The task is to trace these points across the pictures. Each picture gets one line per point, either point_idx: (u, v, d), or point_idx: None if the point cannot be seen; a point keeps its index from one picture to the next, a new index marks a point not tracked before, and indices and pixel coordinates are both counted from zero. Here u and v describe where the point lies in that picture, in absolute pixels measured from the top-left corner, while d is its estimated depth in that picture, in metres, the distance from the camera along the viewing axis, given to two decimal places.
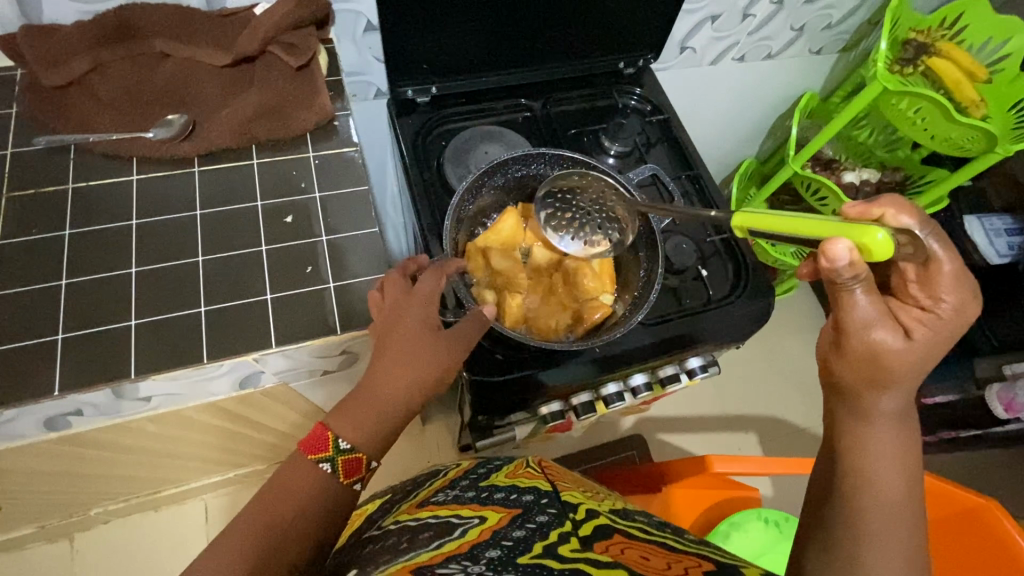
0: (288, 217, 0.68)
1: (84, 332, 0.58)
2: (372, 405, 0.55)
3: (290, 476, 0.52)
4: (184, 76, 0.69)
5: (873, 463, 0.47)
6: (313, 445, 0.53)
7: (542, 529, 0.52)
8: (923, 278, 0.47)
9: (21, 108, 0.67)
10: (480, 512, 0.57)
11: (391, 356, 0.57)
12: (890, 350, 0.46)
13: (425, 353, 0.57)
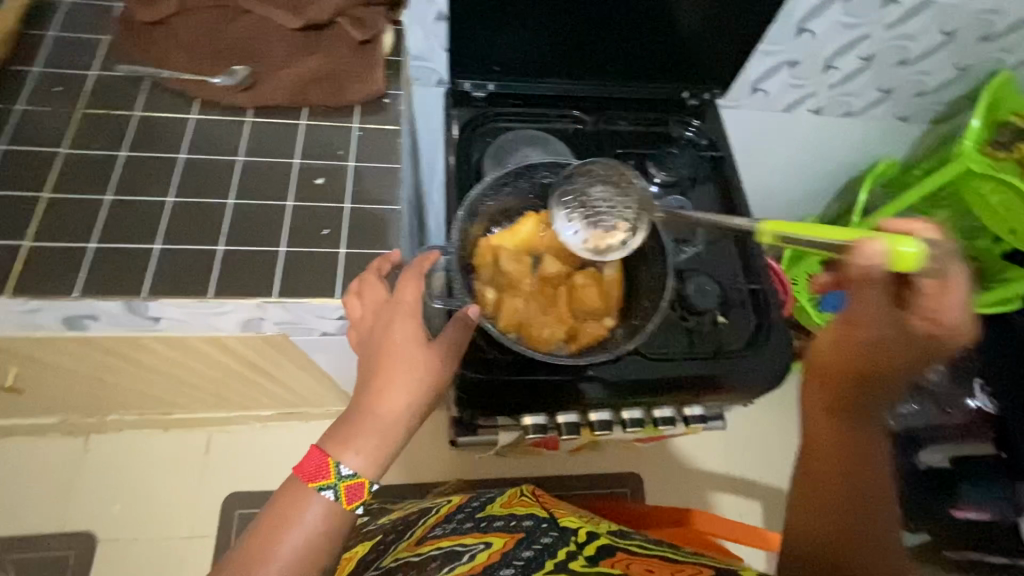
0: (319, 179, 0.70)
1: (113, 246, 0.63)
2: (368, 421, 0.56)
3: (291, 501, 0.54)
4: (256, 31, 0.73)
5: (863, 489, 0.49)
6: (313, 473, 0.54)
7: (546, 547, 0.66)
8: (932, 294, 0.45)
9: (113, 37, 0.74)
10: (485, 540, 0.71)
11: (381, 371, 0.58)
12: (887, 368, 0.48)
13: (418, 362, 0.58)
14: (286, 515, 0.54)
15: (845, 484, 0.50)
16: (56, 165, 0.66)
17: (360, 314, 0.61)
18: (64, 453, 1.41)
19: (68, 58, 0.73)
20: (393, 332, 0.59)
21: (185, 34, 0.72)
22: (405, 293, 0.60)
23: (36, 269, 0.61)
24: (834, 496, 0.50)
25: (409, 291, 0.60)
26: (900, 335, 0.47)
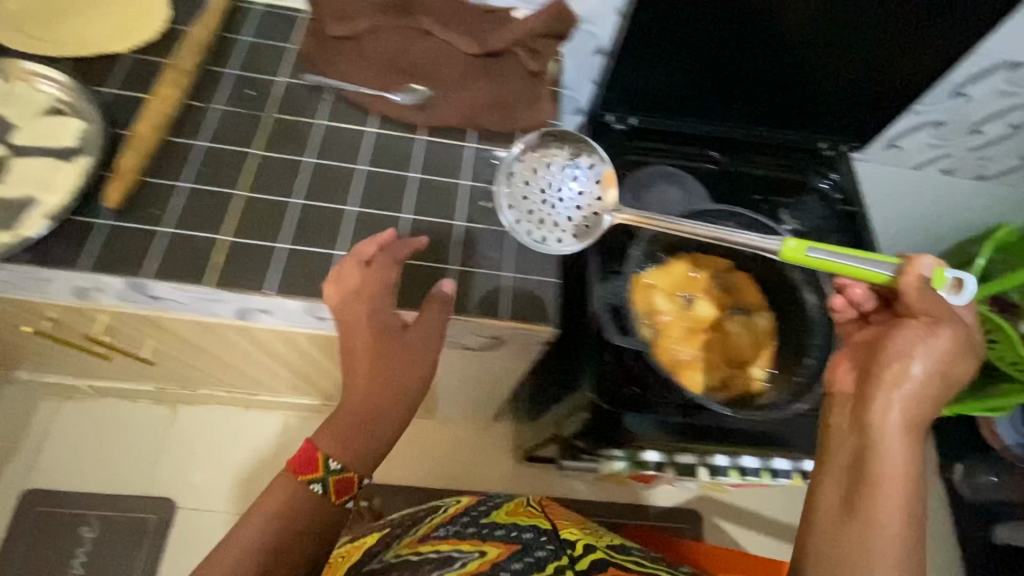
0: (486, 202, 0.73)
1: (301, 248, 0.67)
2: (361, 419, 0.62)
3: (275, 490, 0.60)
4: (438, 54, 0.76)
5: (892, 532, 0.46)
6: (301, 465, 0.60)
7: (538, 560, 0.56)
8: (923, 334, 0.50)
9: (302, 46, 0.77)
10: (477, 548, 0.58)
11: (380, 373, 0.62)
12: (881, 399, 0.49)
13: (404, 360, 0.63)
14: (272, 502, 0.60)
15: (879, 522, 0.46)
16: (250, 166, 0.70)
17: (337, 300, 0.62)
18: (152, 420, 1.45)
19: (261, 63, 0.77)
20: (364, 327, 0.62)
21: (371, 51, 0.76)
22: (436, 311, 0.64)
23: (234, 264, 0.65)
24: (864, 535, 0.46)
25: (381, 276, 0.63)
26: (898, 378, 0.49)
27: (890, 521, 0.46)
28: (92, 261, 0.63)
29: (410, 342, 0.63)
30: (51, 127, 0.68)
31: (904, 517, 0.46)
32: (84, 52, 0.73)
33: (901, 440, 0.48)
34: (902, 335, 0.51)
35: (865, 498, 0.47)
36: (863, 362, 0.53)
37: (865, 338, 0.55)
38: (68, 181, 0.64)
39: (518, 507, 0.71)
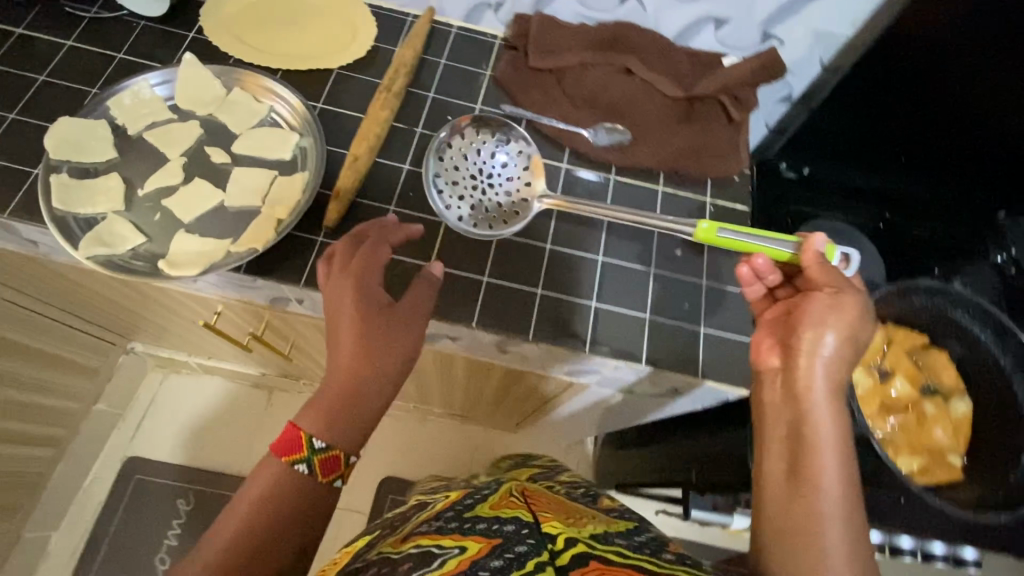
0: (679, 250, 0.71)
1: (501, 282, 0.66)
2: (348, 402, 0.54)
3: (262, 473, 0.53)
4: (641, 93, 0.75)
5: (827, 513, 0.45)
6: (286, 448, 0.53)
7: (517, 557, 0.44)
8: (832, 305, 0.50)
9: (499, 73, 0.77)
10: (457, 544, 0.47)
11: (366, 362, 0.54)
12: (801, 360, 0.49)
13: (393, 340, 0.56)
14: (268, 509, 0.51)
15: (800, 499, 0.46)
16: (449, 194, 0.71)
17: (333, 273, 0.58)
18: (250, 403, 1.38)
19: (457, 87, 0.77)
20: (347, 306, 0.56)
21: (573, 85, 0.75)
22: (425, 291, 0.59)
23: (435, 293, 0.65)
24: (807, 506, 0.46)
25: (359, 263, 0.57)
26: (809, 347, 0.50)
27: (779, 478, 0.48)
28: (303, 278, 0.64)
29: (386, 324, 0.56)
30: (270, 138, 0.69)
31: (842, 497, 0.46)
32: (299, 66, 0.75)
33: (839, 418, 0.48)
34: (814, 302, 0.51)
35: (807, 477, 0.46)
36: (785, 326, 0.52)
37: (772, 313, 0.54)
38: (291, 196, 0.66)
39: (501, 498, 0.56)
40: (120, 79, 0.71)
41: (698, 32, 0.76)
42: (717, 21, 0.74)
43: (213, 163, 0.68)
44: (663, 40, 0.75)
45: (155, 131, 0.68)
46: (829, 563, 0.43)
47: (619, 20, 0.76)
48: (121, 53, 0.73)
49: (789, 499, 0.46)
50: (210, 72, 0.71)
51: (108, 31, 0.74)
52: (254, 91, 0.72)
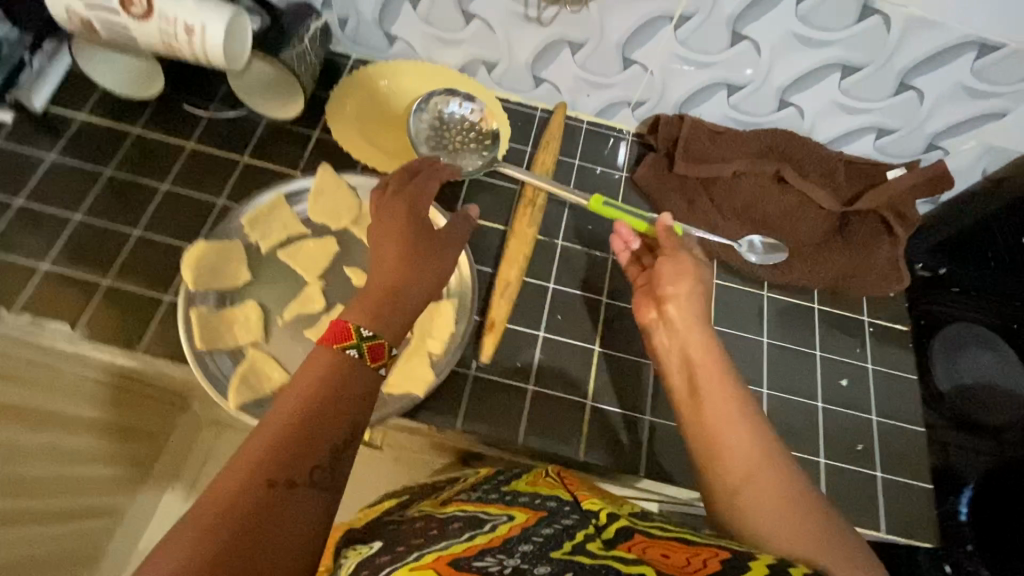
0: (843, 379, 0.67)
1: (667, 422, 0.62)
2: (381, 310, 0.49)
3: (307, 372, 0.43)
4: (798, 205, 0.70)
5: (733, 437, 0.48)
6: (333, 335, 0.45)
7: (565, 530, 0.40)
8: (677, 268, 0.59)
9: (641, 177, 0.72)
10: (506, 513, 0.43)
11: (404, 268, 0.52)
12: (685, 308, 0.57)
13: (434, 262, 0.54)
14: (300, 418, 0.41)
15: (698, 426, 0.50)
16: (602, 316, 0.67)
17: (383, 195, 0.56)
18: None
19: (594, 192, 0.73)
20: (397, 224, 0.54)
21: (723, 194, 0.71)
22: (461, 221, 0.58)
23: (601, 436, 0.60)
24: (711, 420, 0.50)
25: (414, 188, 0.57)
26: (681, 314, 0.57)
27: (709, 427, 0.49)
28: (459, 418, 0.59)
29: (430, 241, 0.55)
30: None
31: (736, 417, 0.49)
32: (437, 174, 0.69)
33: (706, 343, 0.55)
34: (665, 265, 0.60)
35: (712, 412, 0.50)
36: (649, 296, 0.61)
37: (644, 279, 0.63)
38: (445, 329, 0.60)
39: (537, 476, 0.51)
40: (249, 189, 0.67)
41: (856, 139, 0.71)
42: (881, 130, 0.69)
43: (354, 285, 0.63)
44: (821, 149, 0.71)
45: (290, 251, 0.63)
46: (764, 510, 0.44)
47: (774, 126, 0.72)
48: (245, 158, 0.68)
49: (713, 437, 0.48)
50: (348, 185, 0.67)
51: (228, 132, 0.70)
52: None
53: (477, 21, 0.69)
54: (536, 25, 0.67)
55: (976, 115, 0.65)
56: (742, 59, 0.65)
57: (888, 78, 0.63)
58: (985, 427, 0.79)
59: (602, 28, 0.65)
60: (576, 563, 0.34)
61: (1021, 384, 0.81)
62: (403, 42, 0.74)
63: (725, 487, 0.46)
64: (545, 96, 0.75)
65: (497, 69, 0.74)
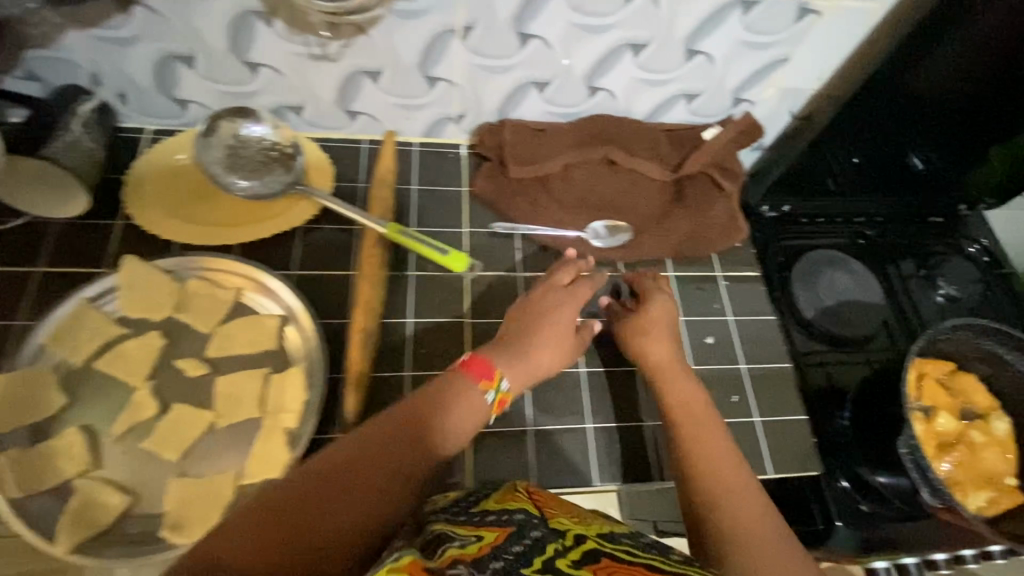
0: (709, 337, 0.69)
1: (549, 427, 0.63)
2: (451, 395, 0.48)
3: (426, 403, 0.47)
4: (631, 182, 0.73)
5: (719, 475, 0.50)
6: (482, 372, 0.50)
7: (534, 547, 0.38)
8: (653, 322, 0.62)
9: (479, 189, 0.72)
10: (473, 533, 0.39)
11: (522, 341, 0.54)
12: (651, 355, 0.60)
13: (562, 339, 0.57)
14: (352, 459, 0.42)
15: (684, 451, 0.52)
16: (466, 338, 0.65)
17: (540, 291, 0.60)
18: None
19: (437, 214, 0.72)
20: (573, 307, 0.59)
21: (560, 189, 0.72)
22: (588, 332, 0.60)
23: (487, 462, 0.60)
24: (705, 439, 0.53)
25: (554, 295, 0.60)
26: (658, 367, 0.59)
27: (702, 466, 0.51)
28: None
29: (574, 346, 0.58)
30: (251, 332, 0.60)
31: (727, 450, 0.52)
32: (263, 236, 0.66)
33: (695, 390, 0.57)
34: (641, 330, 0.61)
35: (704, 453, 0.51)
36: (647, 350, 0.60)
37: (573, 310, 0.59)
38: (296, 400, 0.57)
39: (505, 492, 0.49)
40: (52, 302, 0.60)
41: (670, 107, 0.73)
42: (689, 95, 0.72)
43: (189, 378, 0.58)
44: (638, 125, 0.73)
45: (108, 360, 0.57)
46: (754, 549, 0.44)
47: (592, 111, 0.73)
48: (40, 268, 0.62)
49: (696, 475, 0.50)
50: (159, 269, 0.61)
51: (14, 243, 0.63)
52: (218, 278, 0.63)
53: (264, 69, 0.63)
54: (325, 61, 0.63)
55: (765, 65, 0.68)
56: (537, 56, 0.64)
57: (676, 48, 0.64)
58: (850, 342, 0.85)
59: (393, 52, 0.62)
60: None
61: (875, 293, 0.89)
62: (197, 104, 0.68)
63: (709, 527, 0.47)
64: (365, 127, 0.73)
65: (305, 111, 0.70)
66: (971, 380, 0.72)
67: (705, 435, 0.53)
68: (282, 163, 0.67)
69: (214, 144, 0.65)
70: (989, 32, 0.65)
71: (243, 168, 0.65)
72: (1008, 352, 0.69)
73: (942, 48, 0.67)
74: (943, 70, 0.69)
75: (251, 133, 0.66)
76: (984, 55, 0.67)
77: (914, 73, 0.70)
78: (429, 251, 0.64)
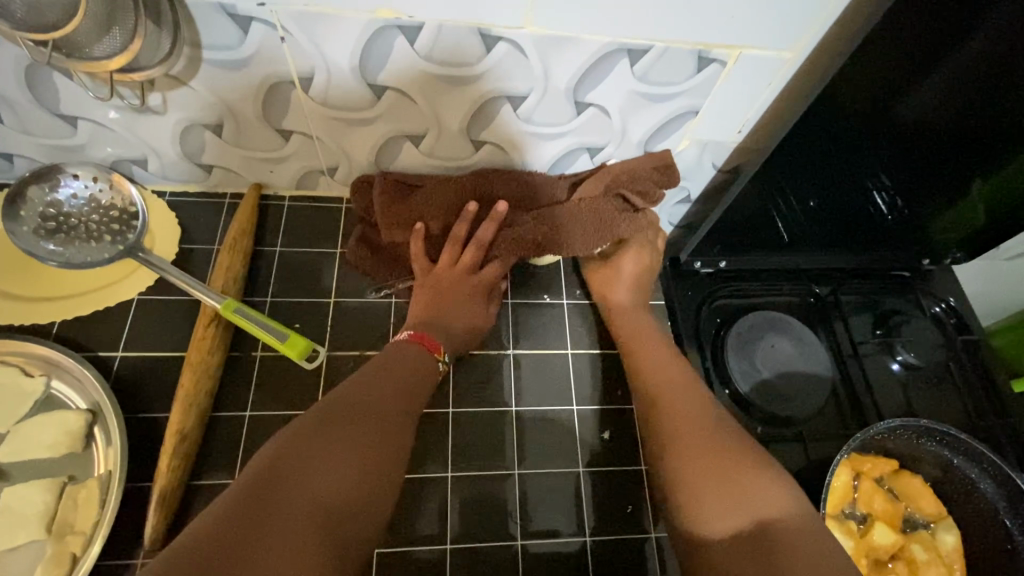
0: (605, 432, 0.64)
1: (405, 547, 0.56)
2: (387, 395, 0.51)
3: (375, 378, 0.52)
4: (542, 226, 0.62)
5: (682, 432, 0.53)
6: (430, 344, 0.58)
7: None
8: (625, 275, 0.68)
9: (349, 253, 0.64)
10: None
11: (441, 316, 0.61)
12: (617, 292, 0.67)
13: (465, 307, 0.62)
14: (319, 442, 0.44)
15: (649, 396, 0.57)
16: None
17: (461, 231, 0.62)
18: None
19: (305, 284, 0.64)
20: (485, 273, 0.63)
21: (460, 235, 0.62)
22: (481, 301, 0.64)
23: None
24: (659, 386, 0.57)
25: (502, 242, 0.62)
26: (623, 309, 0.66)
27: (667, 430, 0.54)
28: None
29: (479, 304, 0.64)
30: (53, 431, 0.52)
31: (677, 390, 0.56)
32: (85, 310, 0.57)
33: (647, 326, 0.65)
34: (627, 264, 0.67)
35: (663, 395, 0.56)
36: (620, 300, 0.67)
37: (468, 262, 0.63)
38: (88, 518, 0.48)
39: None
40: None
41: (571, 160, 0.64)
42: (590, 149, 0.63)
43: None
44: (536, 175, 0.63)
45: None
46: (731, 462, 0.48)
47: (479, 165, 0.64)
48: None
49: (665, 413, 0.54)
50: None
51: None
52: (28, 364, 0.54)
53: (83, 123, 0.55)
54: (151, 113, 0.54)
55: (674, 115, 0.59)
56: (400, 109, 0.56)
57: (560, 101, 0.55)
58: (788, 420, 0.75)
59: (228, 104, 0.54)
60: None
61: (820, 362, 0.78)
62: (22, 158, 0.60)
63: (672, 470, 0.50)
64: (225, 181, 0.65)
65: (151, 165, 0.61)
66: (918, 483, 0.61)
67: (658, 381, 0.58)
68: (116, 227, 0.59)
69: (25, 213, 0.57)
70: (975, 62, 0.58)
71: (61, 237, 0.57)
72: (956, 457, 0.60)
73: (938, 74, 0.60)
74: (935, 99, 0.63)
75: (63, 195, 0.58)
76: (967, 88, 0.61)
77: (896, 103, 0.63)
78: (261, 333, 0.55)
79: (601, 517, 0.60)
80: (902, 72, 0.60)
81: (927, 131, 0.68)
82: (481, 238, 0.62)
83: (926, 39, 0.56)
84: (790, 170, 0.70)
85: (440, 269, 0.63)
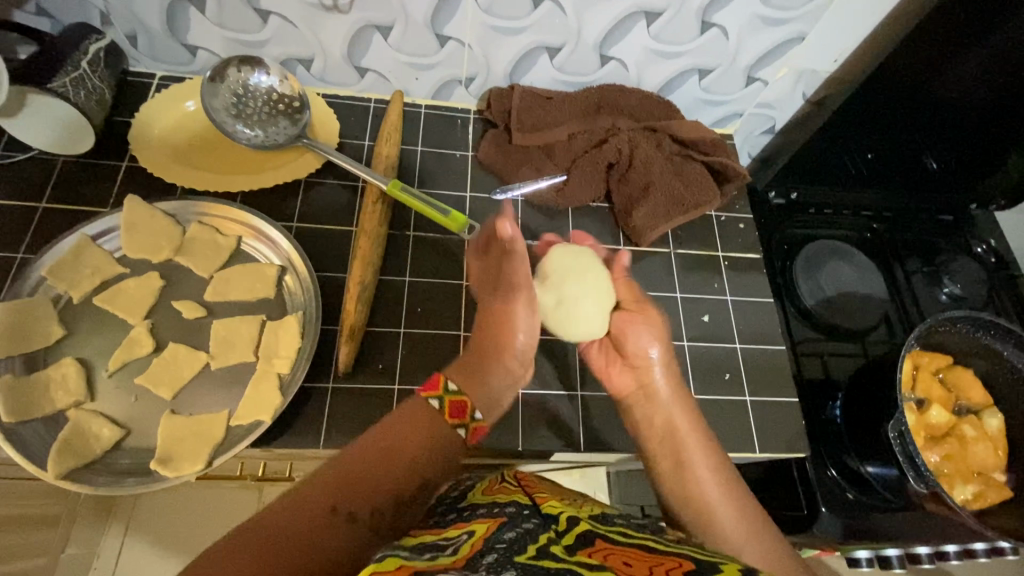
0: (705, 315, 0.70)
1: (539, 393, 0.62)
2: (372, 476, 0.41)
3: (410, 419, 0.45)
4: (632, 156, 0.70)
5: (688, 441, 0.52)
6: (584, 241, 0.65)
7: (527, 535, 0.36)
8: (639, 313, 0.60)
9: (480, 153, 0.73)
10: (463, 531, 0.37)
11: (566, 196, 0.70)
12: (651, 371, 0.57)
13: (583, 193, 0.70)
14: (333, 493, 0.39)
15: (668, 435, 0.53)
16: (462, 299, 0.65)
17: (582, 132, 0.71)
18: (231, 504, 0.88)
19: (441, 178, 0.72)
20: (598, 177, 0.71)
21: (565, 154, 0.71)
22: (589, 198, 0.71)
23: None
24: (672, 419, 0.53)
25: (615, 148, 0.70)
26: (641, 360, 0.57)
27: (658, 426, 0.54)
28: (322, 437, 0.56)
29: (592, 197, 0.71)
30: (248, 278, 0.60)
31: (689, 430, 0.52)
32: (265, 184, 0.66)
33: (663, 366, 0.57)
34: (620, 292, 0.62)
35: (667, 417, 0.54)
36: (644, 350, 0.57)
37: (583, 161, 0.70)
38: (290, 346, 0.57)
39: (492, 483, 0.47)
40: (49, 239, 0.61)
41: (682, 82, 0.74)
42: (701, 71, 0.72)
43: (185, 319, 0.59)
44: (651, 95, 0.72)
45: (106, 296, 0.58)
46: (728, 515, 0.46)
47: (603, 84, 0.72)
48: (42, 205, 0.62)
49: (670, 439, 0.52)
50: (163, 214, 0.62)
51: (20, 180, 0.63)
52: (222, 225, 0.63)
53: (274, 18, 0.63)
54: (335, 12, 0.63)
55: (780, 41, 0.69)
56: (549, 20, 0.64)
57: (689, 19, 0.65)
58: (851, 333, 0.83)
59: (404, 6, 0.62)
60: (542, 566, 0.31)
61: (877, 285, 0.87)
62: (206, 51, 0.68)
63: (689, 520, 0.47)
64: (374, 85, 0.73)
65: (316, 65, 0.70)
66: (968, 375, 0.72)
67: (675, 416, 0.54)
68: (289, 115, 0.67)
69: (217, 93, 0.65)
70: None
71: (248, 120, 0.66)
72: (1007, 349, 0.69)
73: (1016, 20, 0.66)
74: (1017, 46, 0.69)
75: (253, 82, 0.65)
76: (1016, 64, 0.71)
77: (938, 76, 0.74)
78: (430, 210, 0.64)
79: (709, 388, 0.65)
80: (947, 45, 0.70)
81: (967, 107, 0.78)
82: (596, 140, 0.71)
83: (970, 19, 0.67)
84: (869, 105, 0.78)
85: (560, 165, 0.71)
